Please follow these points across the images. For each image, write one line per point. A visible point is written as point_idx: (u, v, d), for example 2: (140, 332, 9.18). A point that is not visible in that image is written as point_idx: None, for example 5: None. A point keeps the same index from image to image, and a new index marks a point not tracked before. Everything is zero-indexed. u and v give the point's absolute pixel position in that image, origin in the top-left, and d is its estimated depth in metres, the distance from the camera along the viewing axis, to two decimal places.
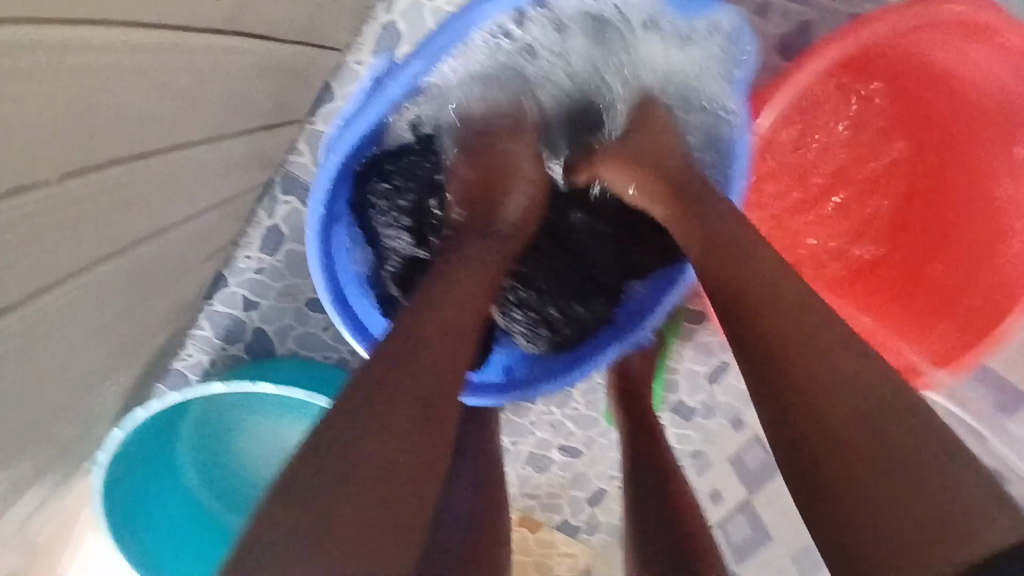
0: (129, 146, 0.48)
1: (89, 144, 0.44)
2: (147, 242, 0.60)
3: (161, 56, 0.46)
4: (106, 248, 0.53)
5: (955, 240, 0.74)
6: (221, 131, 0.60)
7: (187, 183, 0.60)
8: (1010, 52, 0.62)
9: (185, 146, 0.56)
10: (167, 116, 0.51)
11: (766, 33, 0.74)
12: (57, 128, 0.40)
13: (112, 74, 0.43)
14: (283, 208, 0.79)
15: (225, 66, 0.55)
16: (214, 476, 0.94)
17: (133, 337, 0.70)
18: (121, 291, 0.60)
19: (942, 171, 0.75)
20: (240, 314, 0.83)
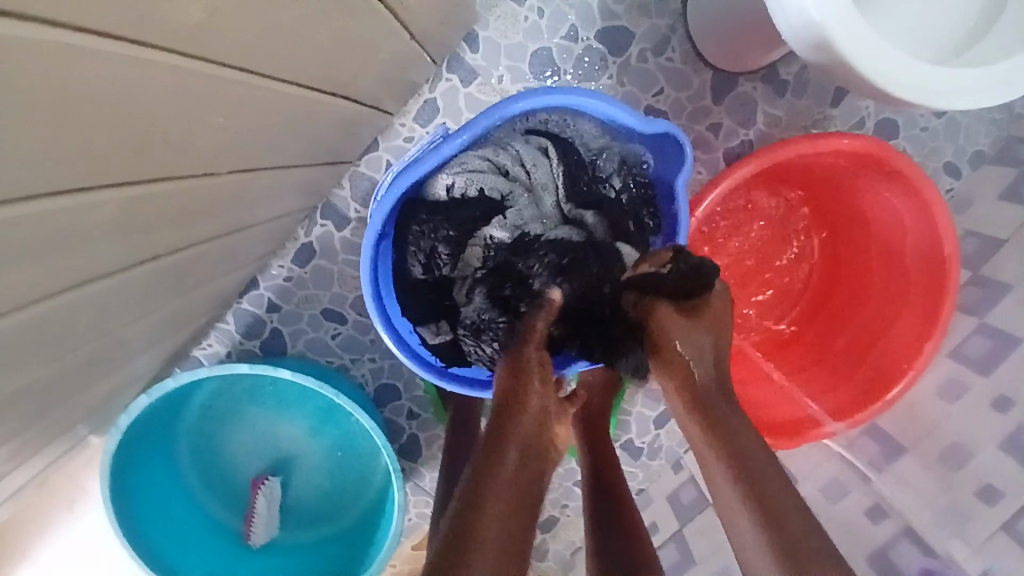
0: (266, 159, 0.62)
1: (247, 153, 0.58)
2: (229, 233, 0.72)
3: (310, 105, 0.62)
4: (201, 234, 0.64)
5: (857, 315, 0.92)
6: (309, 159, 0.75)
7: (272, 193, 0.74)
8: (882, 184, 0.84)
9: (287, 165, 0.70)
10: (290, 143, 0.65)
11: (715, 147, 0.96)
12: (243, 132, 0.54)
13: (288, 108, 0.58)
14: (318, 230, 0.95)
15: (329, 117, 0.69)
16: (202, 462, 1.04)
17: (187, 309, 0.82)
18: (194, 268, 0.71)
19: (841, 271, 0.94)
20: (263, 314, 0.97)
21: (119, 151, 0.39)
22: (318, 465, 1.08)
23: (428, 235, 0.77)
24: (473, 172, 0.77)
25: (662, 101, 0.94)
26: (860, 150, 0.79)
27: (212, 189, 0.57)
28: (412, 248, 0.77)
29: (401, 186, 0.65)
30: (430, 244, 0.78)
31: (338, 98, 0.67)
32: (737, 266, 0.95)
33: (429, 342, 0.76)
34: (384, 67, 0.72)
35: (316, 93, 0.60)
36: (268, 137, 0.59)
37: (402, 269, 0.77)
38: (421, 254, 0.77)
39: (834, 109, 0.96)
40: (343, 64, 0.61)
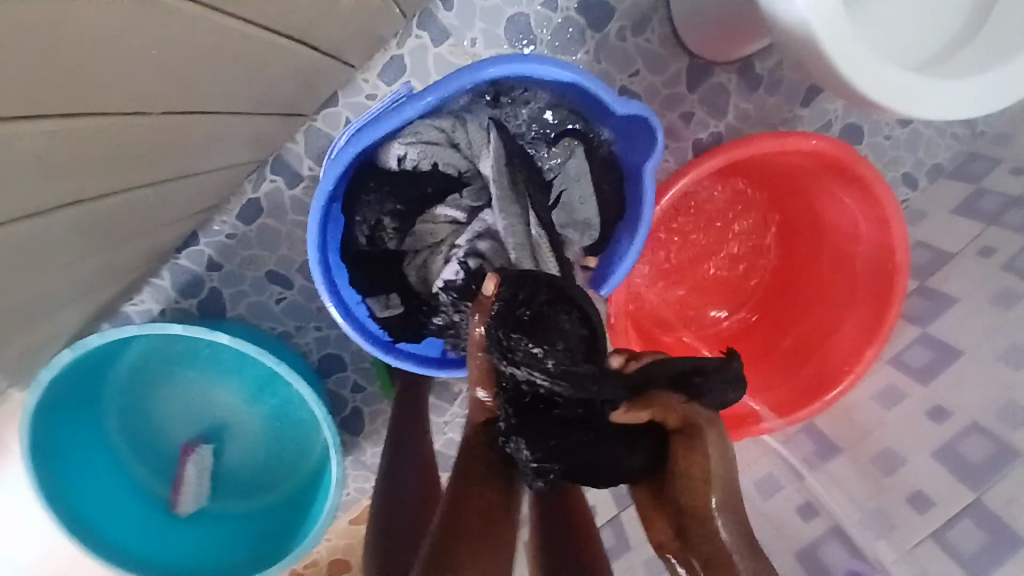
0: (209, 103, 0.57)
1: (189, 96, 0.52)
2: (167, 184, 0.66)
3: (263, 49, 0.57)
4: (133, 181, 0.58)
5: (805, 315, 0.93)
6: (258, 109, 0.69)
7: (217, 143, 0.68)
8: (841, 187, 0.84)
9: (232, 114, 0.64)
10: (238, 90, 0.60)
11: (686, 136, 0.95)
12: (185, 72, 0.48)
13: (236, 50, 0.53)
14: (267, 187, 0.89)
15: (285, 64, 0.64)
16: (128, 424, 0.98)
17: (116, 263, 0.75)
18: (125, 221, 0.65)
19: (795, 269, 0.95)
20: (201, 272, 0.91)
21: (31, 81, 0.34)
22: (255, 433, 1.03)
23: (374, 207, 0.73)
24: (426, 144, 0.72)
25: (637, 83, 0.92)
26: (824, 152, 0.79)
27: (147, 131, 0.51)
28: (360, 219, 0.72)
29: (357, 146, 0.61)
30: (376, 216, 0.73)
31: (297, 43, 0.61)
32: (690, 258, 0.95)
33: (378, 315, 0.73)
34: (347, 18, 0.67)
35: (272, 35, 0.55)
36: (214, 78, 0.53)
37: (348, 239, 0.72)
38: (369, 225, 0.73)
39: (804, 109, 0.96)
40: (302, 7, 0.56)
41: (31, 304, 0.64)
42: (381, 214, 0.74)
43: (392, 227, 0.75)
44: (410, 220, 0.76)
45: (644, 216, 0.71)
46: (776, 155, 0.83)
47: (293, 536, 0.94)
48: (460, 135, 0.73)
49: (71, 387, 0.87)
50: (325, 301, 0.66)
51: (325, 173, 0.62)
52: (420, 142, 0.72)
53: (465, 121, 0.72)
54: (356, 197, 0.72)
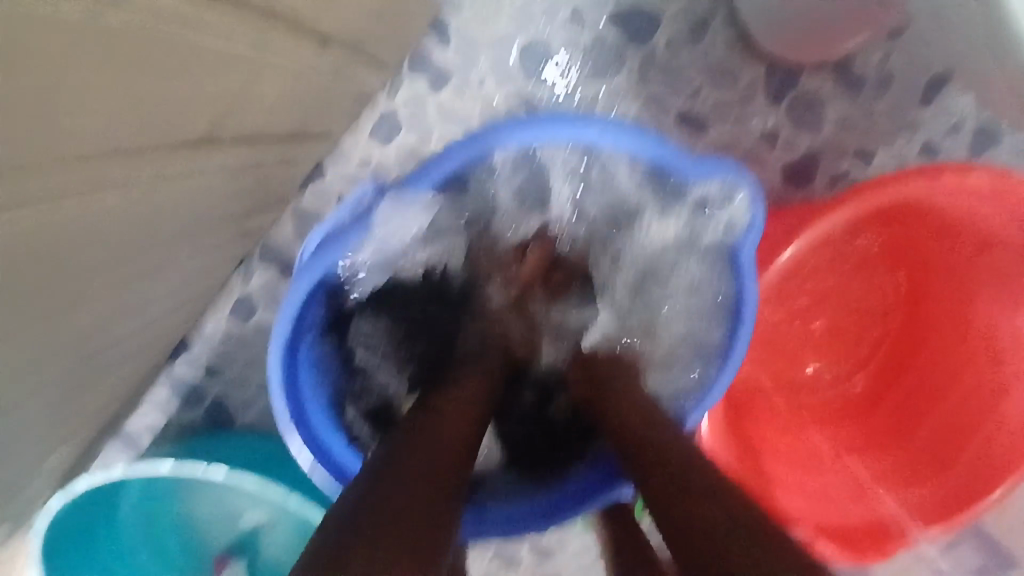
0: (126, 228, 0.44)
1: (81, 237, 0.39)
2: (117, 321, 0.53)
3: (180, 157, 0.44)
4: (43, 347, 0.44)
5: (942, 381, 0.71)
6: (212, 211, 0.56)
7: (169, 263, 0.55)
8: (1002, 219, 0.61)
9: (173, 232, 0.52)
10: (167, 205, 0.47)
11: (772, 161, 0.74)
12: (48, 221, 0.35)
13: (132, 170, 0.39)
14: (258, 279, 0.76)
15: (208, 161, 0.48)
16: (157, 539, 0.88)
17: (87, 407, 0.63)
18: (72, 374, 0.52)
19: (929, 319, 0.72)
20: (201, 380, 0.79)
21: None
22: (285, 541, 0.87)
23: (379, 341, 0.64)
24: (445, 241, 0.65)
25: (700, 103, 0.72)
26: (992, 188, 0.60)
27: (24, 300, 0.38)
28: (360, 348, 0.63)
29: None
30: (377, 349, 0.64)
31: (216, 135, 0.45)
32: (797, 330, 0.75)
33: None
34: (298, 81, 0.52)
35: (162, 139, 0.39)
36: (103, 207, 0.39)
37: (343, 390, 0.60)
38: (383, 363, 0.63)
39: (923, 108, 0.73)
40: (215, 89, 0.41)
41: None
42: (388, 350, 0.64)
43: (399, 357, 0.64)
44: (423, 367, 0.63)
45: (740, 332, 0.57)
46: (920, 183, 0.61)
47: None
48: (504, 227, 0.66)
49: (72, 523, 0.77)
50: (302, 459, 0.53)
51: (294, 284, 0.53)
52: (435, 241, 0.64)
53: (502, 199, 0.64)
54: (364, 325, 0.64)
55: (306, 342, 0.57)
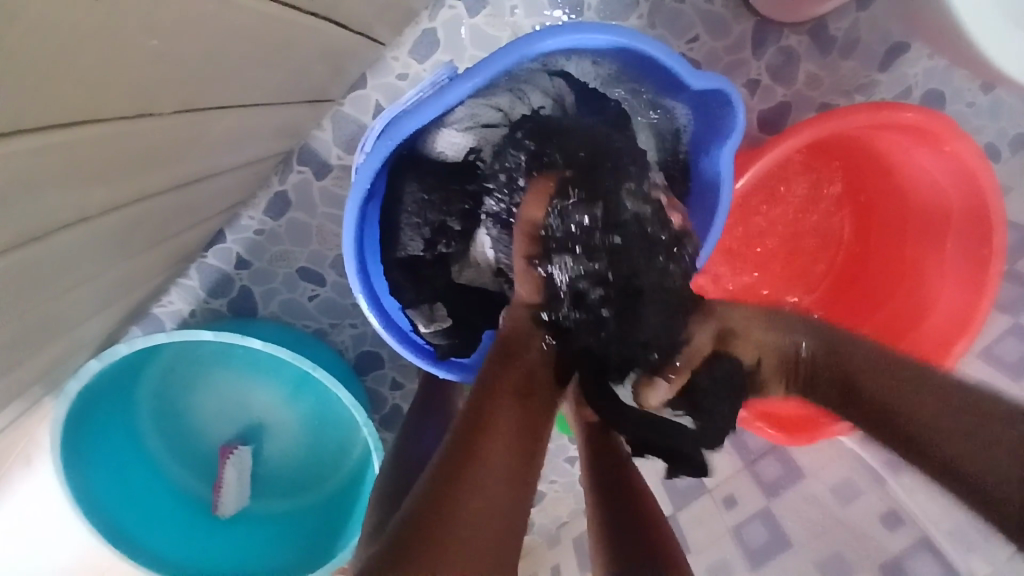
0: (245, 92, 0.52)
1: (211, 91, 0.47)
2: (199, 180, 0.60)
3: (296, 35, 0.52)
4: (153, 186, 0.52)
5: (879, 305, 0.84)
6: (293, 97, 0.64)
7: (250, 137, 0.63)
8: (930, 165, 0.76)
9: (272, 102, 0.59)
10: (272, 76, 0.55)
11: (751, 109, 0.85)
12: (197, 68, 0.43)
13: (270, 32, 0.47)
14: (294, 178, 0.83)
15: (303, 47, 0.55)
16: (166, 427, 0.95)
17: (141, 271, 0.70)
18: (152, 224, 0.60)
19: (868, 255, 0.86)
20: (230, 271, 0.86)
21: (31, 89, 0.29)
22: (292, 431, 1.00)
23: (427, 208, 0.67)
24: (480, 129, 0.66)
25: (696, 50, 0.82)
26: (920, 124, 0.70)
27: (167, 134, 0.46)
28: (407, 212, 0.65)
29: (396, 135, 0.53)
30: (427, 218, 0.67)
31: (317, 22, 0.53)
32: (766, 248, 0.87)
33: (422, 330, 0.65)
34: None
35: (290, 21, 0.48)
36: (232, 67, 0.47)
37: (393, 244, 0.65)
38: (425, 227, 0.66)
39: (883, 72, 0.84)
40: None
41: (59, 322, 0.59)
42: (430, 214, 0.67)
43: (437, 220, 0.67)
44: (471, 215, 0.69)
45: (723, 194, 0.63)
46: (877, 127, 0.72)
47: (338, 537, 0.89)
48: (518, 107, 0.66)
49: (107, 389, 0.84)
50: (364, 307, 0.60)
51: (365, 162, 0.55)
52: (476, 125, 0.66)
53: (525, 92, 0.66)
54: (408, 200, 0.65)
55: (371, 203, 0.61)
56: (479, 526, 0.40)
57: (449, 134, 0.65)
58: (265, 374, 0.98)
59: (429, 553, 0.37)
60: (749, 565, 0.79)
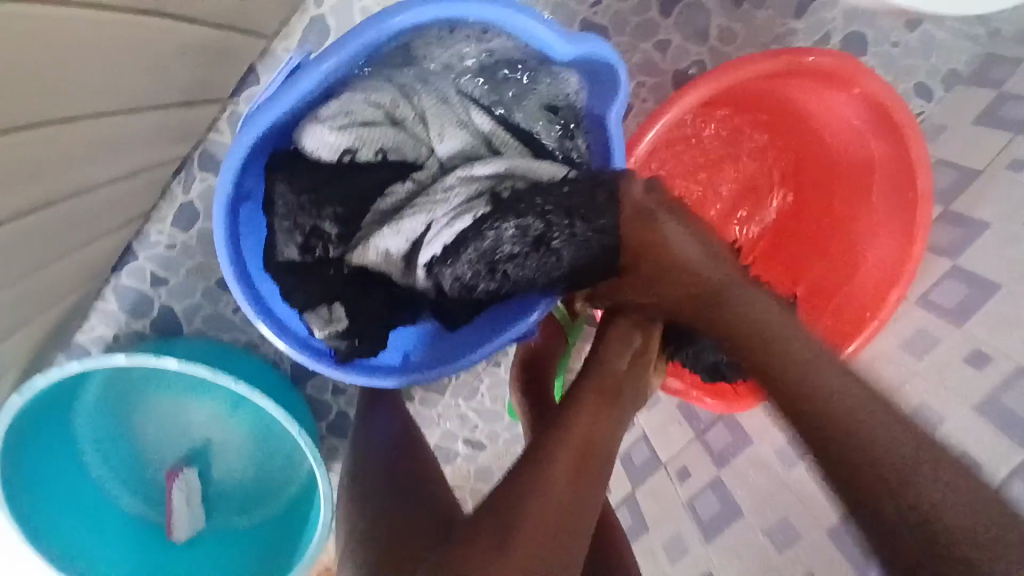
0: (91, 100, 0.49)
1: (41, 102, 0.44)
2: (73, 195, 0.58)
3: (135, 33, 0.49)
4: (8, 207, 0.49)
5: (817, 258, 0.82)
6: (163, 100, 0.61)
7: (122, 146, 0.60)
8: (847, 110, 0.74)
9: (136, 106, 0.57)
10: (123, 79, 0.52)
11: (666, 69, 0.82)
12: (10, 80, 0.40)
13: (95, 34, 0.44)
14: (199, 186, 0.80)
15: (144, 48, 0.52)
16: (109, 455, 0.92)
17: (44, 296, 0.67)
18: (29, 247, 0.57)
19: (799, 207, 0.84)
20: (149, 290, 0.83)
21: None
22: (239, 447, 0.97)
23: (306, 210, 0.60)
24: (353, 126, 0.60)
25: (601, 13, 0.79)
26: (827, 69, 0.67)
27: (4, 151, 0.43)
28: (279, 214, 0.60)
29: (252, 130, 0.50)
30: (312, 221, 0.61)
31: (156, 17, 0.50)
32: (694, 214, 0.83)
33: (317, 334, 0.62)
34: None
35: (120, 20, 0.46)
36: (58, 76, 0.44)
37: (270, 248, 0.61)
38: (297, 232, 0.60)
39: (798, 20, 0.82)
40: None
41: None
42: (307, 216, 0.60)
43: (308, 226, 0.61)
44: (349, 223, 0.62)
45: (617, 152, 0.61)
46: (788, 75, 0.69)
47: (291, 552, 0.88)
48: (394, 101, 0.63)
49: (36, 424, 0.81)
50: (250, 316, 0.58)
51: (227, 163, 0.52)
52: (353, 123, 0.60)
53: (420, 89, 0.64)
54: (282, 205, 0.60)
55: (247, 204, 0.60)
56: (549, 510, 0.47)
57: (314, 134, 0.58)
58: (200, 388, 0.95)
59: (514, 501, 0.47)
60: (702, 537, 0.79)
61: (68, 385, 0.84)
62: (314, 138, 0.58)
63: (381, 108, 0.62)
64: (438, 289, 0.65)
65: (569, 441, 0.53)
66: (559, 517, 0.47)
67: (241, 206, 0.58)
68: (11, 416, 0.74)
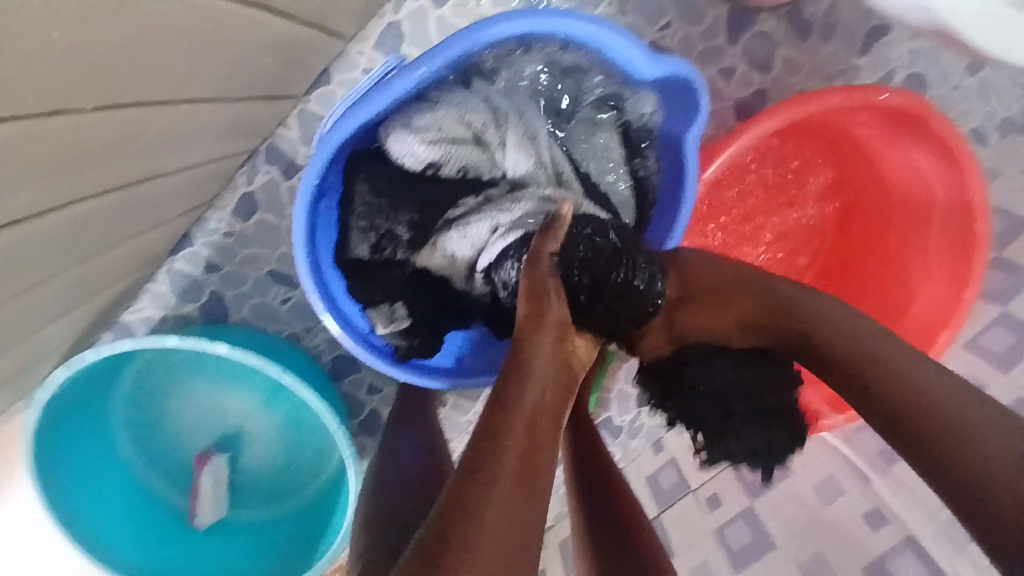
0: (188, 84, 0.51)
1: (147, 83, 0.46)
2: (155, 176, 0.59)
3: (236, 23, 0.50)
4: (99, 183, 0.50)
5: (868, 292, 0.82)
6: (246, 90, 0.62)
7: (204, 132, 0.61)
8: (913, 149, 0.74)
9: (224, 93, 0.58)
10: (218, 66, 0.53)
11: (728, 96, 0.83)
12: (125, 60, 0.41)
13: (203, 22, 0.46)
14: (261, 178, 0.81)
15: (242, 38, 0.53)
16: (142, 436, 0.93)
17: (106, 273, 0.68)
18: (108, 224, 0.58)
19: (852, 241, 0.84)
20: (200, 275, 0.84)
21: None
22: (270, 437, 0.97)
23: (382, 212, 0.63)
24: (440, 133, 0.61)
25: (669, 37, 0.80)
26: (898, 107, 0.68)
27: (108, 128, 0.45)
28: (356, 213, 0.63)
29: (344, 128, 0.52)
30: (388, 224, 0.63)
31: (258, 10, 0.51)
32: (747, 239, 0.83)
33: (380, 331, 0.64)
34: None
35: (227, 9, 0.47)
36: (165, 60, 0.46)
37: (343, 245, 0.63)
38: (372, 232, 0.63)
39: (862, 57, 0.82)
40: None
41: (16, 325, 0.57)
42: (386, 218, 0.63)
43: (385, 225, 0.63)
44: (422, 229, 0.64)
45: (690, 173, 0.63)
46: (855, 109, 0.70)
47: (315, 546, 0.88)
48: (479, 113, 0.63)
49: (79, 399, 0.82)
50: (317, 308, 0.59)
51: (314, 157, 0.53)
52: (441, 137, 0.61)
53: (507, 112, 0.64)
54: (364, 202, 0.62)
55: (324, 201, 0.61)
56: (511, 497, 0.36)
57: (400, 140, 0.60)
58: (239, 376, 0.96)
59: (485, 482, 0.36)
60: (731, 566, 0.78)
61: (113, 363, 0.85)
62: (401, 145, 0.60)
63: (467, 123, 0.62)
64: (494, 297, 0.64)
65: (524, 406, 0.41)
66: (521, 492, 0.37)
67: (319, 201, 0.59)
68: (57, 389, 0.75)
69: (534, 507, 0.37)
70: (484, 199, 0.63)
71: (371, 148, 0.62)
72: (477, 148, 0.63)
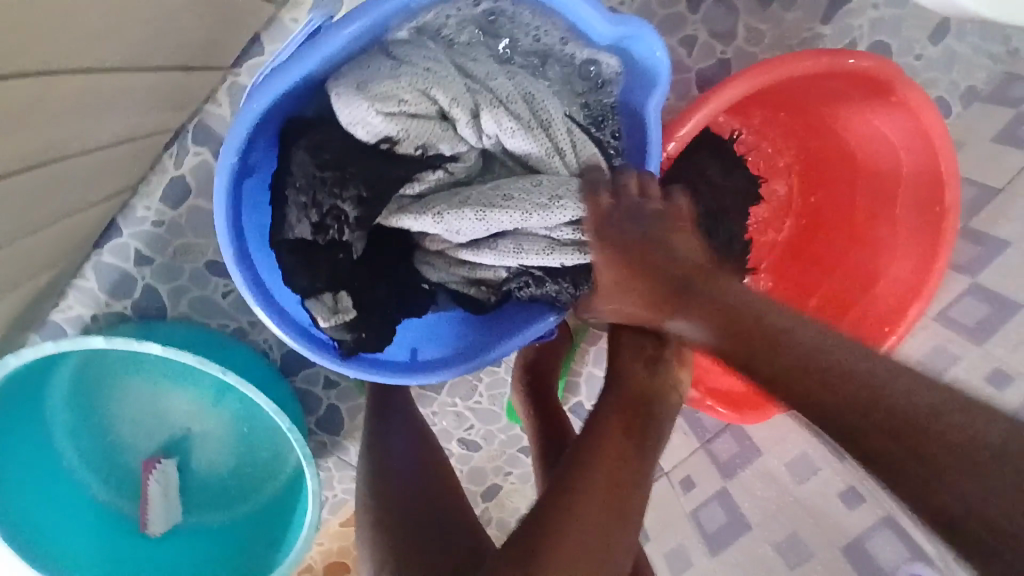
0: (87, 53, 0.45)
1: (30, 50, 0.40)
2: (62, 158, 0.53)
3: None
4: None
5: (837, 267, 0.80)
6: (161, 61, 0.56)
7: (115, 108, 0.55)
8: (880, 117, 0.71)
9: (134, 62, 0.52)
10: (121, 32, 0.48)
11: (690, 66, 0.80)
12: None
13: None
14: (192, 161, 0.75)
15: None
16: (80, 443, 0.86)
17: (21, 268, 0.63)
18: (11, 213, 0.52)
19: (820, 216, 0.82)
20: (132, 269, 0.78)
21: None
22: (220, 440, 0.92)
23: (324, 188, 0.56)
24: (397, 107, 0.56)
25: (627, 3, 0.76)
26: (865, 71, 0.65)
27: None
28: (294, 188, 0.56)
29: (265, 95, 0.46)
30: (330, 203, 0.56)
31: None
32: None
33: (323, 324, 0.58)
34: None
35: None
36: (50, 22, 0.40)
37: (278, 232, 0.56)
38: (313, 210, 0.56)
39: (825, 23, 0.79)
40: None
41: None
42: (324, 199, 0.56)
43: (326, 206, 0.56)
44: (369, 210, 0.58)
45: (652, 139, 0.58)
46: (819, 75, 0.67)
47: (276, 549, 0.84)
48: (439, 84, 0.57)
49: (5, 408, 0.75)
50: (250, 300, 0.53)
51: (233, 131, 0.47)
52: (400, 113, 0.56)
53: (481, 91, 0.59)
54: (299, 180, 0.55)
55: (250, 179, 0.55)
56: (586, 523, 0.46)
57: (354, 116, 0.55)
58: (183, 375, 0.89)
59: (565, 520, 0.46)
60: (707, 549, 0.76)
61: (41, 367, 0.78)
62: (354, 113, 0.54)
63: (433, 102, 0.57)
64: None
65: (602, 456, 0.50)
66: (596, 534, 0.46)
67: (244, 180, 0.54)
68: None
69: (617, 535, 0.47)
70: (505, 193, 0.59)
71: (305, 120, 0.56)
72: (439, 125, 0.59)
